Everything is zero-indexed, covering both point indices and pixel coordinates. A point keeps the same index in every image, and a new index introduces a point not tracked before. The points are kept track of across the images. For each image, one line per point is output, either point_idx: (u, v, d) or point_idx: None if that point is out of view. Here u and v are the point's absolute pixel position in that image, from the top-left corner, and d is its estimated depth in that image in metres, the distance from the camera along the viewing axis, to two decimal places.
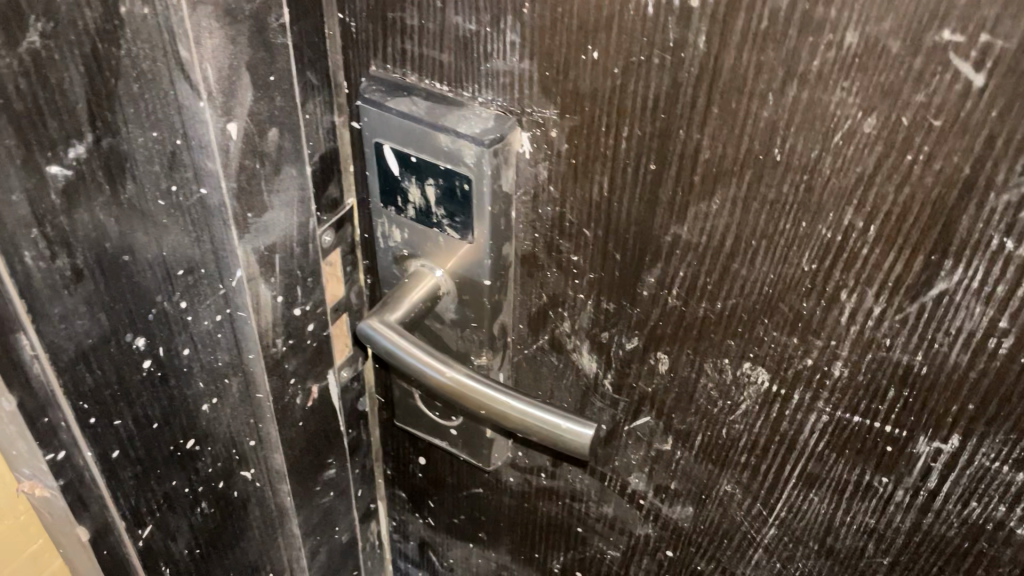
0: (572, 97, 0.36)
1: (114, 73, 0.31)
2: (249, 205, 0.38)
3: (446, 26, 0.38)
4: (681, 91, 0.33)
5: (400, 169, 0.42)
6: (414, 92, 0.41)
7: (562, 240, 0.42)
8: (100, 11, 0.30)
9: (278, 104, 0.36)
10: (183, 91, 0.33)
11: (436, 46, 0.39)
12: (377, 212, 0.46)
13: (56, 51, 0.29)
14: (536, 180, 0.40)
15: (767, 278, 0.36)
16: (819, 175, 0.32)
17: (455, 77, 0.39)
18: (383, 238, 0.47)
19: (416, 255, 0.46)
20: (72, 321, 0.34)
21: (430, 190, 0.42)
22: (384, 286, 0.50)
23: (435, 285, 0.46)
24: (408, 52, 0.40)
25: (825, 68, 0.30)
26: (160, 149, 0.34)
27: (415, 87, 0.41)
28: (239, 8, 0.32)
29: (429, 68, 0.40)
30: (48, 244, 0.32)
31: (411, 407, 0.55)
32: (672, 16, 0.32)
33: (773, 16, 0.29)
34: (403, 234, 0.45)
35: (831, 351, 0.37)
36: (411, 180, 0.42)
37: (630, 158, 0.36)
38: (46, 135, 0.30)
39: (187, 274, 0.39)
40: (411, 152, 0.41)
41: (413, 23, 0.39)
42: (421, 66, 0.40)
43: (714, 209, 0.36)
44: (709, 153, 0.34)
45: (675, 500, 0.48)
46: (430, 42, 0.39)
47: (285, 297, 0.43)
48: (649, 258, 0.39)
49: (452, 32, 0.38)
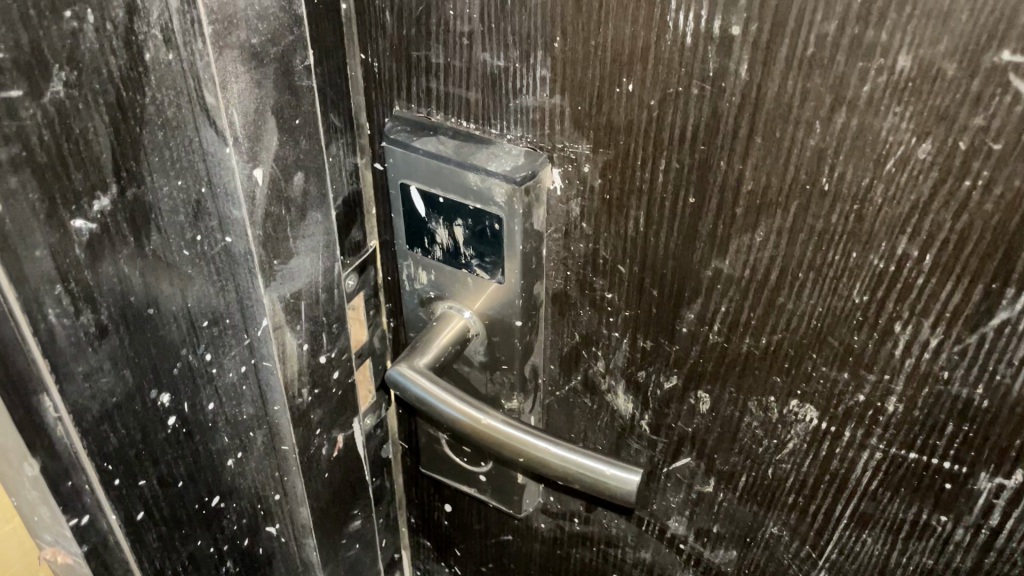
0: (605, 131, 0.35)
1: (139, 122, 0.30)
2: (275, 252, 0.37)
3: (473, 63, 0.37)
4: (721, 122, 0.32)
5: (427, 210, 0.41)
6: (440, 131, 0.40)
7: (596, 277, 0.40)
8: (124, 58, 0.29)
9: (303, 148, 0.36)
10: (208, 137, 0.33)
11: (462, 83, 0.38)
12: (403, 254, 0.45)
13: (81, 102, 0.28)
14: (567, 217, 0.39)
15: (815, 312, 0.35)
16: (870, 205, 0.31)
17: (482, 115, 0.38)
18: (409, 281, 0.45)
19: (444, 298, 0.45)
20: (96, 379, 0.33)
21: (458, 230, 0.41)
22: (409, 329, 0.48)
23: (463, 328, 0.44)
24: (433, 91, 0.39)
25: (876, 94, 0.28)
26: (185, 197, 0.33)
27: (441, 126, 0.40)
28: (264, 51, 0.32)
29: (455, 106, 0.39)
30: (73, 300, 0.30)
31: (437, 453, 0.53)
32: (712, 45, 0.31)
33: (820, 42, 0.28)
34: (429, 276, 0.44)
35: (884, 386, 0.35)
36: (438, 221, 0.41)
37: (668, 192, 0.35)
38: (71, 188, 0.29)
39: (211, 325, 0.37)
40: (439, 193, 0.40)
41: (438, 61, 0.38)
42: (446, 104, 0.39)
43: (759, 241, 0.34)
44: (752, 184, 0.33)
45: (718, 543, 0.46)
46: (456, 80, 0.38)
47: (312, 345, 0.42)
48: (688, 294, 0.38)
49: (479, 69, 0.37)
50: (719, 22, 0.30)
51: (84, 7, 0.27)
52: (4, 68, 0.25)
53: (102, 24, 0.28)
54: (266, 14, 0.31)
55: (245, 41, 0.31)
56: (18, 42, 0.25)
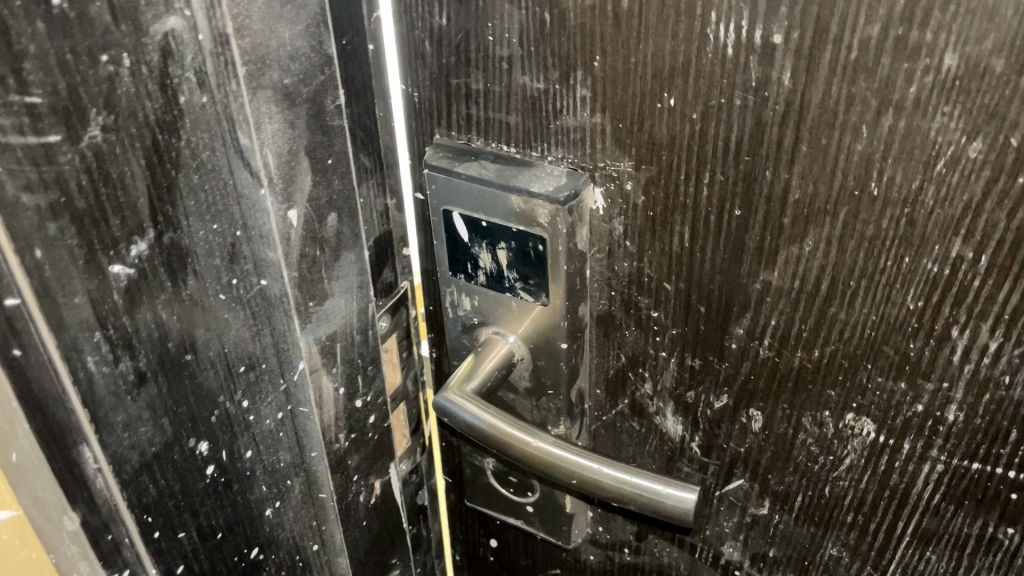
0: (647, 147, 0.36)
1: (175, 166, 0.30)
2: (310, 294, 0.37)
3: (513, 86, 0.39)
4: (766, 131, 0.33)
5: (470, 235, 0.43)
6: (481, 156, 0.42)
7: (641, 296, 0.41)
8: (160, 101, 0.29)
9: (335, 188, 0.37)
10: (242, 179, 0.32)
11: (502, 107, 0.40)
12: (446, 281, 0.46)
13: (119, 145, 0.28)
14: (611, 236, 0.40)
15: (869, 321, 0.34)
16: (922, 207, 0.31)
17: (523, 138, 0.40)
18: (452, 308, 0.47)
19: (487, 323, 0.46)
20: (135, 429, 0.32)
21: (502, 253, 0.43)
22: (454, 358, 0.50)
23: (508, 353, 0.45)
24: (473, 117, 0.41)
25: (923, 94, 0.29)
26: (221, 241, 0.33)
27: (482, 151, 0.42)
28: (296, 91, 0.33)
29: (496, 131, 0.41)
30: (112, 347, 0.30)
31: (482, 486, 0.53)
32: (754, 55, 0.31)
33: (863, 45, 0.29)
34: (473, 302, 0.46)
35: (943, 395, 0.34)
36: (481, 245, 0.43)
37: (713, 206, 0.36)
38: (109, 234, 0.28)
39: (248, 370, 0.36)
40: (482, 217, 0.42)
41: (477, 87, 0.40)
42: (487, 130, 0.41)
43: (807, 252, 0.34)
44: (798, 193, 0.33)
45: (776, 568, 0.45)
46: (497, 105, 0.40)
47: (347, 389, 0.41)
48: (738, 308, 0.38)
49: (519, 92, 0.39)
50: (761, 31, 0.31)
51: (119, 51, 0.27)
52: (42, 113, 0.25)
53: (138, 68, 0.28)
54: (298, 55, 0.32)
55: (278, 81, 0.32)
56: (56, 87, 0.25)
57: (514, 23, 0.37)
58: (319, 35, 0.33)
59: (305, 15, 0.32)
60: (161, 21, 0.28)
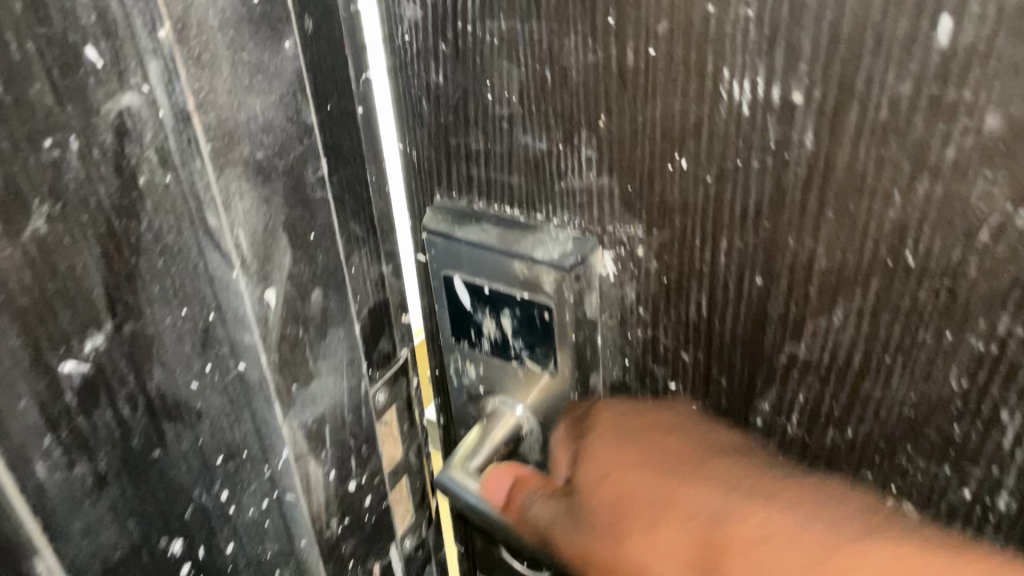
0: (659, 211, 0.33)
1: (137, 252, 0.28)
2: (293, 376, 0.35)
3: (515, 147, 0.36)
4: (788, 195, 0.29)
5: (472, 301, 0.40)
6: (483, 219, 0.39)
7: (656, 366, 0.38)
8: (115, 185, 0.26)
9: (320, 264, 0.35)
10: (213, 261, 0.30)
11: (504, 168, 0.37)
12: (450, 347, 0.44)
13: (66, 235, 0.25)
14: (623, 303, 0.37)
15: (908, 400, 0.30)
16: (963, 280, 0.27)
17: (527, 199, 0.37)
18: (456, 375, 0.44)
19: (493, 392, 0.43)
20: (96, 534, 0.29)
21: (506, 321, 0.40)
22: (460, 427, 0.47)
23: (517, 424, 0.41)
24: (473, 178, 0.38)
25: (962, 157, 0.25)
26: (190, 327, 0.30)
27: (483, 214, 0.39)
28: (271, 165, 0.31)
29: (498, 192, 0.38)
30: (65, 451, 0.27)
31: (496, 558, 0.49)
32: (772, 115, 0.28)
33: (893, 105, 0.26)
34: (478, 370, 0.43)
35: (993, 481, 0.29)
36: (484, 312, 0.40)
37: (731, 274, 0.33)
38: (58, 329, 0.26)
39: (227, 460, 0.33)
40: (482, 282, 0.39)
41: (478, 147, 0.37)
42: (489, 192, 0.38)
43: (836, 324, 0.31)
44: (825, 263, 0.30)
45: None
46: (497, 165, 0.37)
47: (339, 471, 0.39)
48: (761, 381, 0.34)
49: (521, 152, 0.36)
50: (779, 89, 0.28)
51: (66, 133, 0.25)
52: None
53: (87, 151, 0.25)
54: (272, 126, 0.31)
55: (250, 155, 0.30)
56: None
57: (513, 80, 0.34)
58: (295, 104, 0.32)
59: (280, 84, 0.31)
60: (116, 99, 0.26)
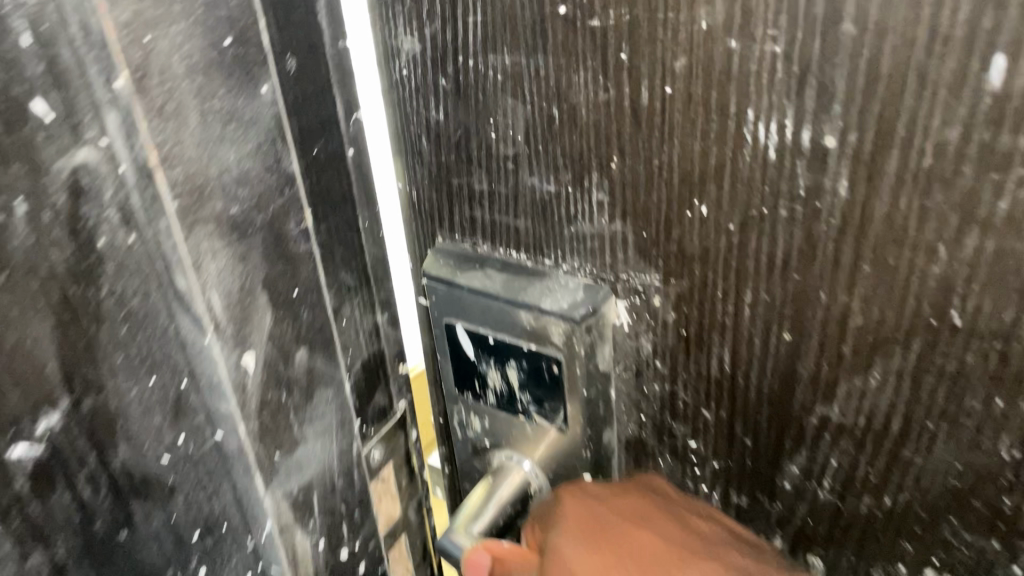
0: (676, 259, 0.30)
1: (98, 319, 0.25)
2: (277, 444, 0.31)
3: (521, 188, 0.33)
4: (819, 247, 0.26)
5: (476, 351, 0.37)
6: (487, 265, 0.36)
7: (676, 423, 0.35)
8: (71, 249, 0.23)
9: (305, 321, 0.32)
10: (186, 328, 0.27)
11: (508, 210, 0.34)
12: (452, 398, 0.41)
13: (14, 305, 0.22)
14: (637, 355, 0.34)
15: (953, 470, 0.27)
16: (1019, 342, 0.24)
17: (534, 244, 0.34)
18: (460, 428, 0.41)
19: (500, 446, 0.40)
20: None
21: (512, 373, 0.37)
22: (463, 479, 0.44)
23: (523, 482, 0.39)
24: (477, 220, 0.35)
25: (1018, 211, 0.22)
26: (161, 396, 0.27)
27: (488, 259, 0.36)
28: (247, 220, 0.28)
29: (502, 235, 0.35)
30: (19, 545, 0.24)
31: None
32: (801, 160, 0.25)
33: (939, 152, 0.23)
34: (483, 423, 0.40)
35: None
36: (489, 363, 0.37)
37: (756, 329, 0.30)
38: (7, 411, 0.23)
39: (205, 535, 0.30)
40: (487, 332, 0.36)
41: (482, 188, 0.34)
42: (493, 234, 0.35)
43: (873, 386, 0.28)
44: (861, 321, 0.27)
45: None
46: (502, 208, 0.34)
47: (329, 539, 0.36)
48: (790, 445, 0.31)
49: (527, 194, 0.33)
50: (809, 131, 0.25)
51: (10, 196, 0.22)
52: None
53: (37, 213, 0.22)
54: (248, 177, 0.28)
55: (222, 212, 0.27)
56: None
57: (518, 117, 0.31)
58: (274, 152, 0.29)
59: (255, 133, 0.28)
60: (69, 154, 0.23)
